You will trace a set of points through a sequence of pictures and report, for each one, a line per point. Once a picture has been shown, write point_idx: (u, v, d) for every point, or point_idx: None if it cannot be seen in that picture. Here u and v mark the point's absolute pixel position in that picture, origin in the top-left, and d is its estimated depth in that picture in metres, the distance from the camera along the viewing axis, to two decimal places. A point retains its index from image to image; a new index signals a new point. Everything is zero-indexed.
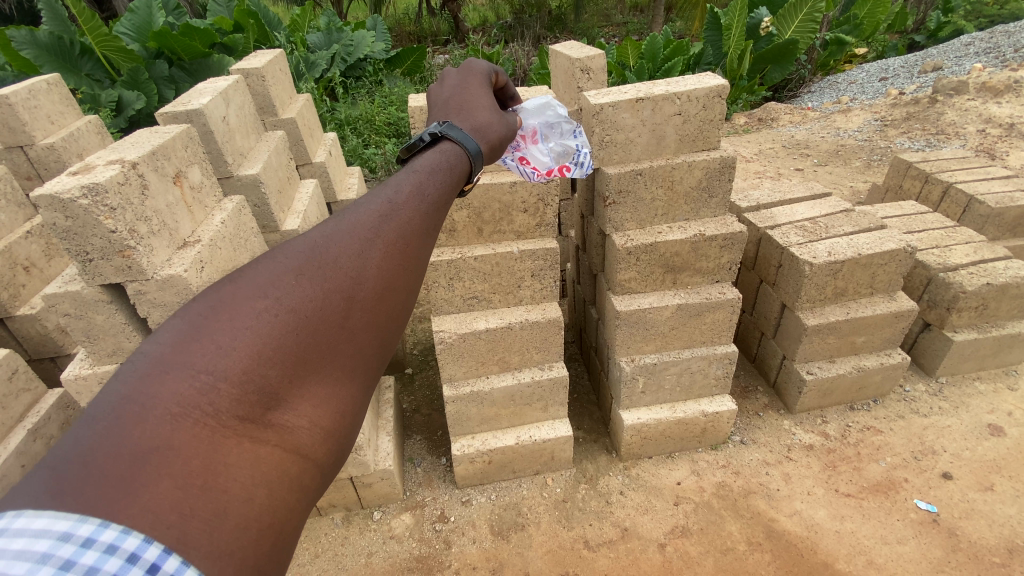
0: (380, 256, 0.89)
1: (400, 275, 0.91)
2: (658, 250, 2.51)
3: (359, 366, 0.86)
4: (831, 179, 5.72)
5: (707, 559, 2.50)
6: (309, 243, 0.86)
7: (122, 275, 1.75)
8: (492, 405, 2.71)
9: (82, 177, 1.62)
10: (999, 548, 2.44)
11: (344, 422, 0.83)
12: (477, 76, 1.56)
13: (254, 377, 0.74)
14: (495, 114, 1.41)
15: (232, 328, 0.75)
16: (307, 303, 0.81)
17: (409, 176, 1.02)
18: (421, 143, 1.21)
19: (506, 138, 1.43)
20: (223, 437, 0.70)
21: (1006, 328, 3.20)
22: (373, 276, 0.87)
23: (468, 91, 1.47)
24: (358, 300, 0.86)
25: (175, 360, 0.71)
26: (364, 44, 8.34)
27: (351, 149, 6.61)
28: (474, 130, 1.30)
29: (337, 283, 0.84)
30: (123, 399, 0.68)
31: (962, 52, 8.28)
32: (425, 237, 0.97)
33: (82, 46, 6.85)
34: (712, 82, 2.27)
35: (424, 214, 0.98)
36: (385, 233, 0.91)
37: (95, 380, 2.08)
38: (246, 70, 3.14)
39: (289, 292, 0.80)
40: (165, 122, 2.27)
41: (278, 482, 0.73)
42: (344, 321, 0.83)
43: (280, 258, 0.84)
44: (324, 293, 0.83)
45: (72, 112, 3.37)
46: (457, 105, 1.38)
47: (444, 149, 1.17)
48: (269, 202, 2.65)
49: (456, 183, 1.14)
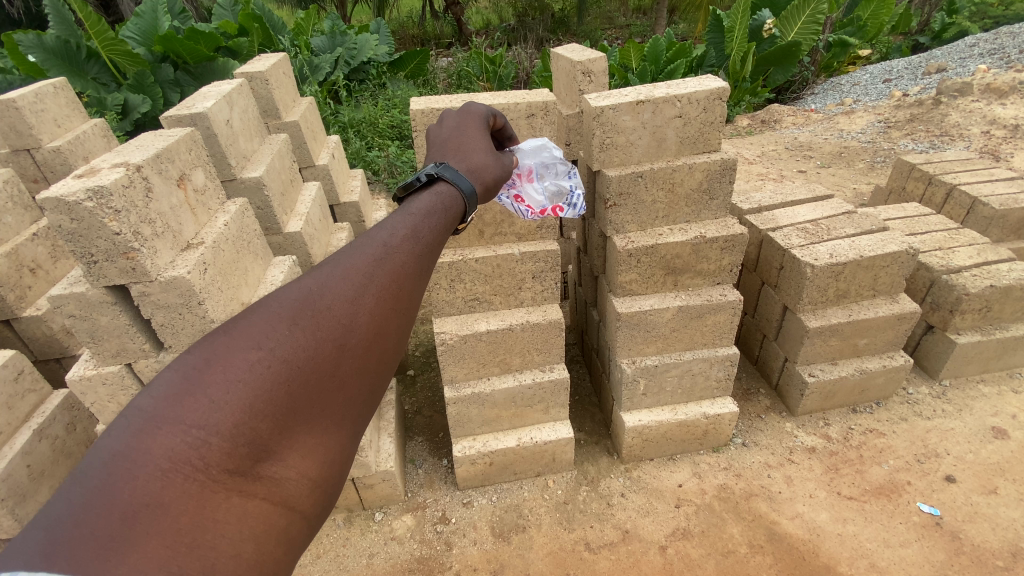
0: (371, 303, 0.97)
1: (390, 320, 0.99)
2: (659, 253, 2.52)
3: (347, 414, 0.94)
4: (834, 181, 5.71)
5: (708, 562, 2.49)
6: (301, 293, 0.92)
7: (126, 276, 1.75)
8: (493, 406, 2.71)
9: (87, 180, 1.63)
10: (1003, 552, 2.43)
11: (329, 472, 0.91)
12: (475, 118, 1.67)
13: (244, 430, 0.81)
14: (491, 155, 1.51)
15: (225, 381, 0.81)
16: (298, 354, 0.88)
17: (404, 220, 1.12)
18: (418, 182, 1.33)
19: (501, 177, 1.54)
20: (212, 491, 0.76)
21: (1010, 331, 3.18)
22: (364, 324, 0.95)
23: (466, 133, 1.58)
24: (349, 348, 0.93)
25: (170, 415, 0.77)
26: (368, 47, 8.34)
27: (354, 152, 6.68)
28: (470, 171, 1.42)
29: (330, 332, 0.91)
30: (118, 454, 0.74)
31: (967, 54, 8.25)
32: (415, 281, 1.06)
33: (88, 49, 6.92)
34: (713, 85, 2.28)
35: (415, 259, 1.07)
36: (377, 278, 0.99)
37: (100, 380, 2.08)
38: (250, 74, 3.17)
39: (281, 344, 0.87)
40: (169, 125, 2.30)
41: (264, 534, 0.80)
42: (335, 370, 0.91)
43: (273, 307, 0.90)
44: (316, 342, 0.90)
45: (78, 116, 3.40)
46: (455, 147, 1.50)
47: (440, 190, 1.29)
48: (271, 205, 2.68)
49: (451, 222, 1.26)
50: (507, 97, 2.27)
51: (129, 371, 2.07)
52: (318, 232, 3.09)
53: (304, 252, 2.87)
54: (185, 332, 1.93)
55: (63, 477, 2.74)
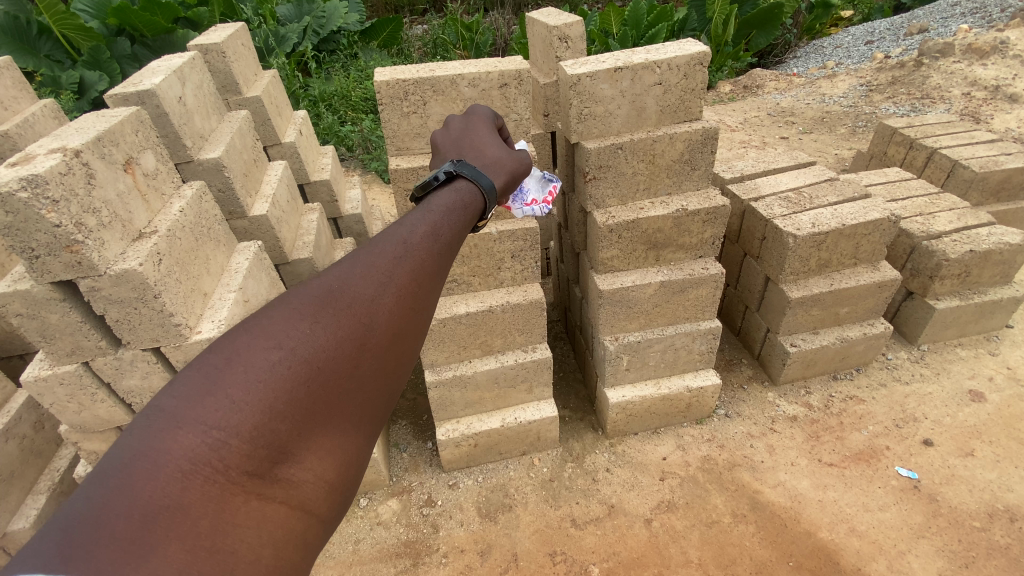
0: (391, 302, 0.94)
1: (408, 320, 0.96)
2: (640, 227, 2.45)
3: (364, 415, 0.91)
4: (816, 147, 5.67)
5: (693, 532, 2.52)
6: (323, 289, 0.90)
7: (72, 271, 1.63)
8: (476, 388, 2.67)
9: (20, 168, 1.50)
10: (980, 513, 2.49)
11: (346, 474, 0.87)
12: (483, 119, 1.59)
13: (265, 432, 0.77)
14: (506, 150, 1.43)
15: (246, 380, 0.77)
16: (319, 352, 0.84)
17: (422, 216, 1.09)
18: (437, 181, 1.25)
19: (518, 172, 1.44)
20: (232, 494, 0.73)
21: (988, 295, 3.22)
22: (383, 323, 0.92)
23: (476, 132, 1.51)
24: (369, 348, 0.91)
25: (189, 414, 0.73)
26: (337, 15, 7.95)
27: (326, 127, 6.43)
28: (487, 167, 1.35)
29: (351, 331, 0.89)
30: (136, 455, 0.69)
31: (949, 12, 8.12)
32: (432, 281, 1.03)
33: (39, 25, 6.50)
34: (693, 49, 2.19)
35: (432, 257, 1.04)
36: (396, 277, 0.96)
37: (56, 381, 1.96)
38: (204, 46, 2.97)
39: (303, 343, 0.84)
40: (114, 104, 2.14)
41: (282, 539, 0.76)
42: (354, 371, 0.88)
43: (293, 303, 0.87)
44: (337, 342, 0.87)
45: (24, 97, 3.17)
46: (469, 145, 1.44)
47: (459, 188, 1.22)
48: (233, 187, 2.52)
49: (468, 220, 1.20)
50: (479, 66, 2.15)
51: (87, 369, 1.95)
52: (287, 214, 2.96)
53: (272, 237, 2.74)
54: (143, 326, 1.83)
55: (34, 478, 2.64)
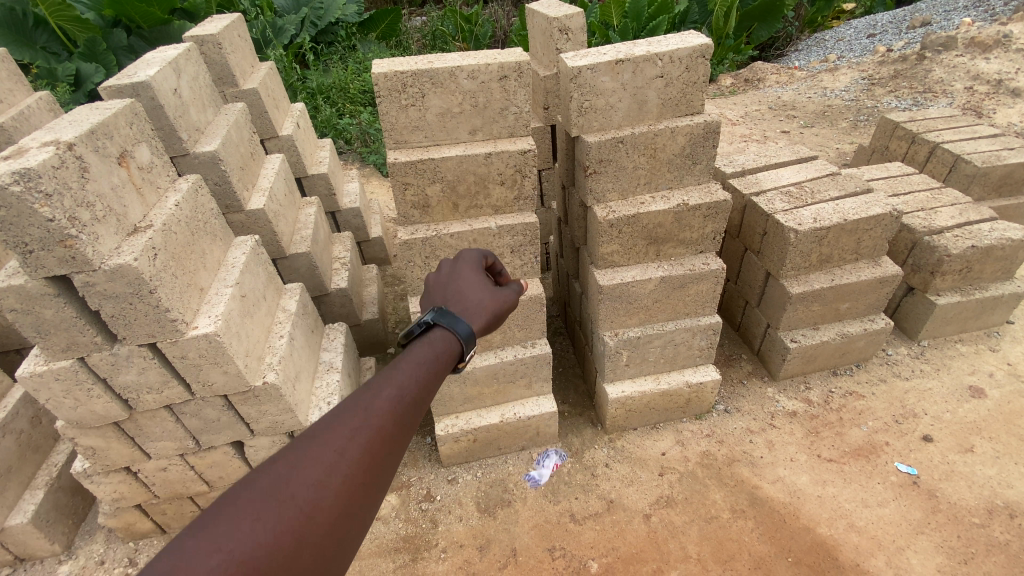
0: (339, 486, 0.98)
1: (357, 500, 1.00)
2: (641, 222, 2.43)
3: None
4: (817, 141, 5.64)
5: (692, 528, 2.53)
6: (274, 480, 0.95)
7: (66, 266, 1.60)
8: (475, 384, 2.66)
9: (12, 161, 1.47)
10: (979, 509, 2.50)
11: None
12: (474, 240, 1.65)
13: None
14: (488, 289, 1.49)
15: None
16: (261, 549, 0.89)
17: (383, 381, 1.14)
18: (414, 332, 1.35)
19: (498, 308, 1.49)
20: None
21: (989, 291, 3.21)
22: (330, 509, 0.96)
23: (463, 263, 1.57)
24: (313, 533, 0.94)
25: None
26: (335, 6, 7.87)
27: (324, 120, 6.38)
28: (465, 311, 1.43)
29: (295, 522, 0.92)
30: None
31: (952, 6, 8.06)
32: (387, 453, 1.07)
33: (35, 16, 6.41)
34: (695, 41, 2.17)
35: (388, 429, 1.08)
36: (347, 459, 1.00)
37: (52, 377, 1.92)
38: (200, 37, 2.94)
39: (246, 541, 0.88)
40: (108, 96, 2.11)
41: None
42: (297, 557, 0.92)
43: (244, 496, 0.92)
44: (281, 535, 0.91)
45: (19, 89, 3.14)
46: (454, 282, 1.51)
47: (431, 345, 1.30)
48: (230, 180, 2.50)
49: (435, 375, 1.25)
50: (478, 58, 2.12)
51: (82, 365, 1.91)
52: (284, 208, 2.93)
53: (270, 231, 2.72)
54: (140, 322, 1.79)
55: (32, 472, 2.63)
